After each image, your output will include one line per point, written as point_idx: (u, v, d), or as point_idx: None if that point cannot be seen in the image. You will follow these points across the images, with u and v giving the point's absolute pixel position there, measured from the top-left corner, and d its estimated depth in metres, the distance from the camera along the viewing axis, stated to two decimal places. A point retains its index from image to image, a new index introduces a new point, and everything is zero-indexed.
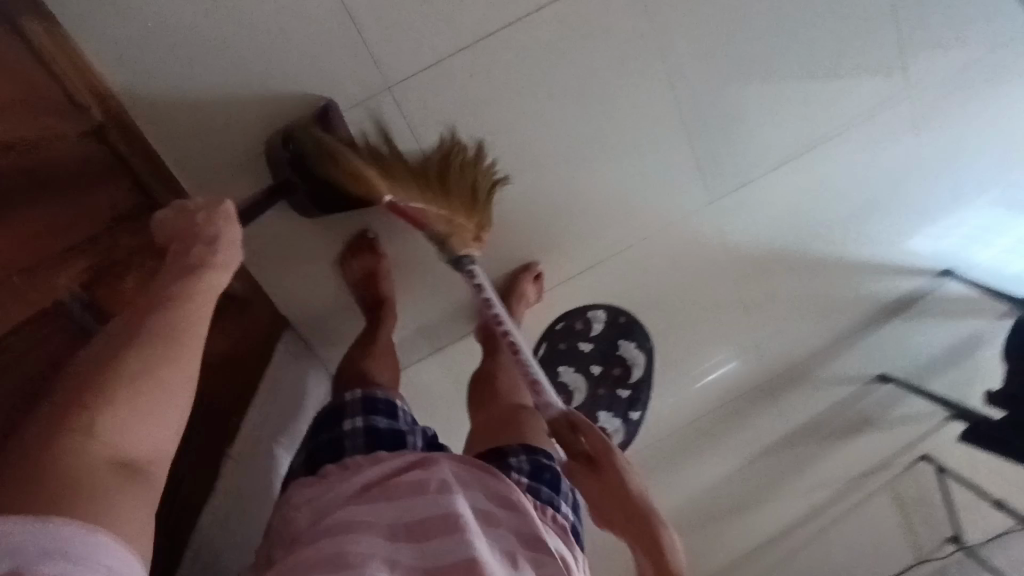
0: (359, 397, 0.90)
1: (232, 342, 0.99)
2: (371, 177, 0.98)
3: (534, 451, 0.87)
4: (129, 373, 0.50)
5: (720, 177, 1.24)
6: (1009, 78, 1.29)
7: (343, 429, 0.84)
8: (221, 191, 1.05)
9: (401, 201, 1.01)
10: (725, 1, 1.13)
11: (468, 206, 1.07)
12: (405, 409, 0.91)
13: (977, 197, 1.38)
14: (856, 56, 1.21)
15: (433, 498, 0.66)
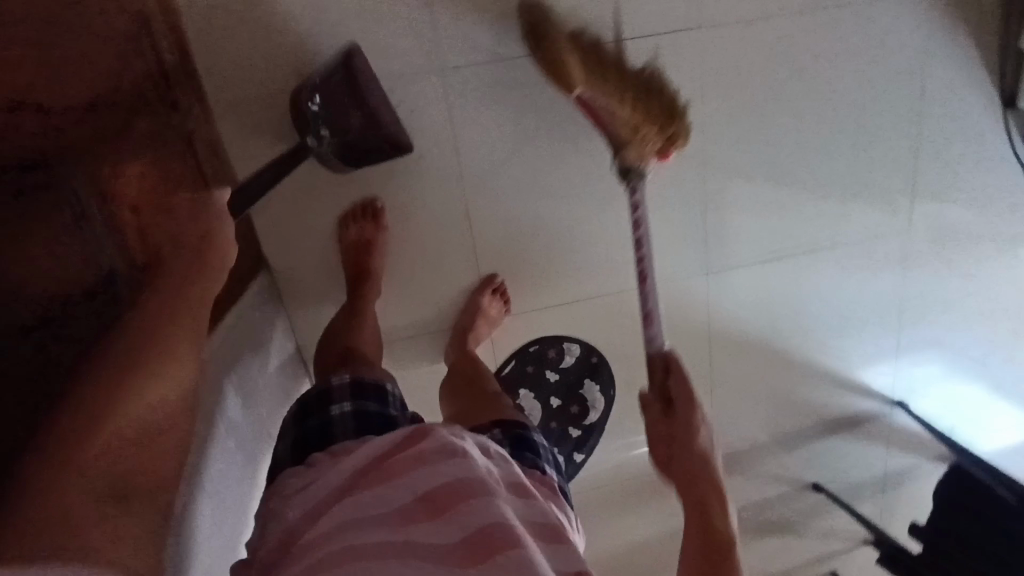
0: (347, 380, 0.89)
1: None
2: (571, 66, 0.97)
3: (506, 424, 0.87)
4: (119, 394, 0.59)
5: (719, 254, 1.28)
6: (998, 240, 1.36)
7: (332, 413, 0.83)
8: (243, 118, 1.03)
9: (590, 95, 0.99)
10: (763, 93, 1.18)
11: (666, 118, 1.01)
12: (394, 394, 0.91)
13: (949, 342, 1.42)
14: (867, 180, 1.28)
15: (434, 470, 0.62)
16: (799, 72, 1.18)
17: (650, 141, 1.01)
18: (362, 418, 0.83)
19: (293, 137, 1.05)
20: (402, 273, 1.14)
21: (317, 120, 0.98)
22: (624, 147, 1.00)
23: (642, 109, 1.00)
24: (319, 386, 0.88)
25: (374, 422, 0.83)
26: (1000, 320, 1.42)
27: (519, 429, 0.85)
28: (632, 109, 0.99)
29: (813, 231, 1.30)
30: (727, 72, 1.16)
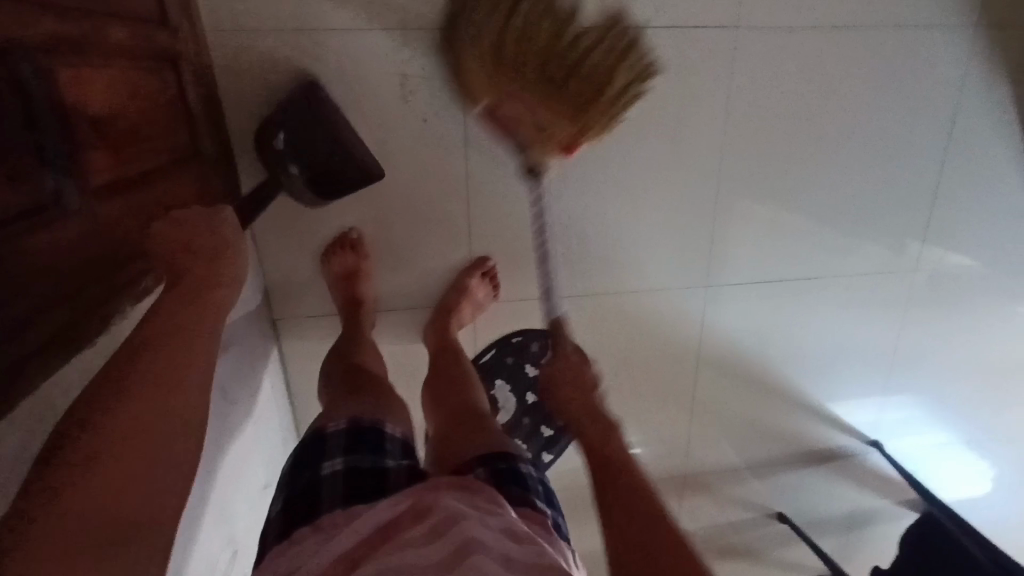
0: (343, 427, 0.74)
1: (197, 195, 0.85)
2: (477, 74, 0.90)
3: (490, 458, 0.67)
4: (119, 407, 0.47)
5: (720, 267, 1.23)
6: (995, 292, 1.33)
7: (321, 474, 0.66)
8: (239, 43, 0.93)
9: (498, 103, 0.91)
10: (790, 106, 1.13)
11: (580, 110, 0.89)
12: (396, 439, 0.74)
13: (931, 389, 1.39)
14: (881, 213, 1.24)
15: (417, 532, 0.52)
16: (833, 88, 1.13)
17: (561, 138, 0.90)
18: (350, 480, 0.64)
19: (292, 72, 0.96)
20: (394, 244, 1.08)
21: (285, 155, 0.93)
22: (527, 149, 0.91)
23: (553, 104, 0.89)
24: (311, 436, 0.73)
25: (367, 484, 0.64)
26: (987, 375, 1.40)
27: (506, 464, 0.67)
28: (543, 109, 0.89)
29: (822, 258, 1.25)
30: (762, 79, 1.10)
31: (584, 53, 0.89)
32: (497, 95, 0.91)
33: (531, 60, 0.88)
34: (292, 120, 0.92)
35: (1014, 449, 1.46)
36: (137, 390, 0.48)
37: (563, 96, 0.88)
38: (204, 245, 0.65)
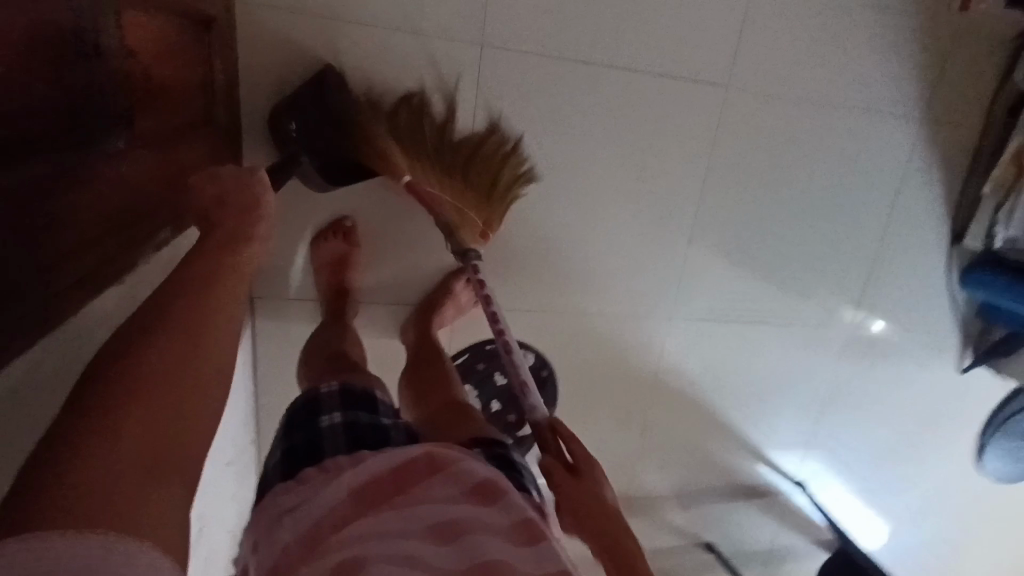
0: (336, 391, 0.84)
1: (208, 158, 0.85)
2: (394, 160, 1.00)
3: (488, 442, 0.76)
4: (148, 362, 0.50)
5: (685, 302, 1.31)
6: (918, 358, 1.47)
7: (321, 425, 0.75)
8: (267, 21, 0.96)
9: (417, 186, 1.02)
10: (766, 164, 1.24)
11: (481, 200, 1.06)
12: (385, 402, 0.85)
13: (855, 440, 1.52)
14: (830, 272, 1.36)
15: (424, 500, 0.59)
16: (807, 153, 1.24)
17: (474, 224, 1.06)
18: (351, 428, 0.74)
19: (315, 56, 0.98)
20: (384, 236, 1.09)
21: (298, 142, 0.96)
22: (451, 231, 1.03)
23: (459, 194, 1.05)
24: (306, 396, 0.83)
25: (367, 433, 0.74)
26: (904, 434, 1.53)
27: (501, 450, 0.76)
28: (450, 197, 1.05)
29: (775, 306, 1.36)
30: (741, 134, 1.21)
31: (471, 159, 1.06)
32: (415, 175, 1.03)
33: (431, 157, 1.03)
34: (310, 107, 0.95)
35: (917, 505, 1.60)
36: (170, 344, 0.52)
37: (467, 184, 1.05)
38: (233, 201, 0.72)
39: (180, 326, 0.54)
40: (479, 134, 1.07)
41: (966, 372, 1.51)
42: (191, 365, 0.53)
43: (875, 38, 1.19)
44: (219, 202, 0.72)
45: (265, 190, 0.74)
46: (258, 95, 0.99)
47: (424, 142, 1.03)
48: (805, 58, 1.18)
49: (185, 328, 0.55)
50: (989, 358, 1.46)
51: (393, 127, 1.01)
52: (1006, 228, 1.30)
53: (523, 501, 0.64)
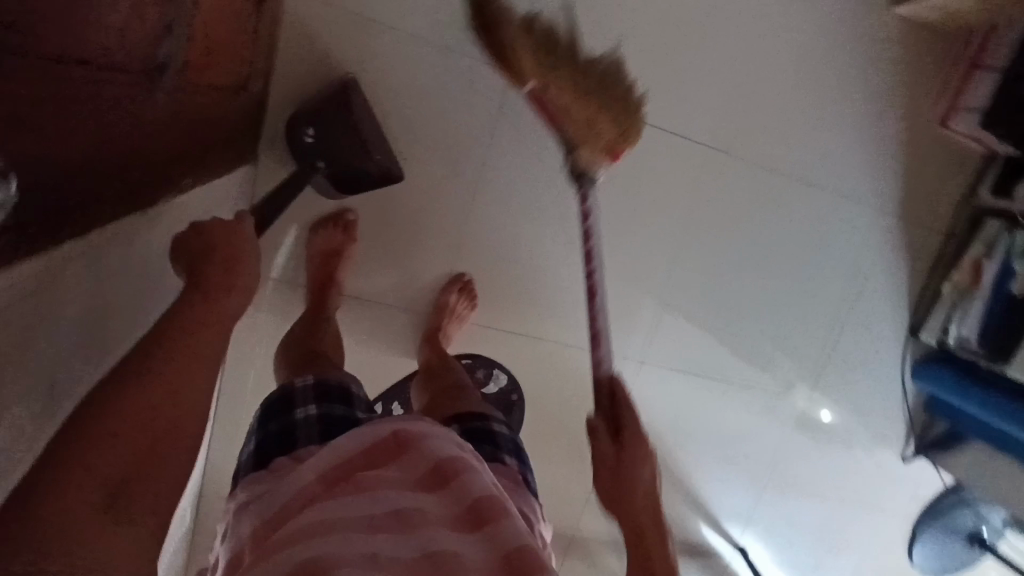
0: (311, 384, 0.82)
1: (238, 126, 0.85)
2: (519, 56, 0.90)
3: (464, 416, 0.84)
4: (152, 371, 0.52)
5: (659, 349, 1.35)
6: (866, 443, 1.53)
7: (295, 417, 0.76)
8: (312, 12, 1.00)
9: (542, 92, 0.92)
10: (750, 229, 1.31)
11: (618, 112, 0.93)
12: (361, 396, 0.84)
13: (799, 514, 1.54)
14: (795, 345, 1.42)
15: (382, 480, 0.58)
16: (789, 227, 1.33)
17: (605, 136, 0.93)
18: (325, 421, 0.74)
19: (354, 55, 1.02)
20: (381, 237, 1.11)
21: (313, 150, 0.99)
22: (575, 147, 0.92)
23: (597, 102, 0.92)
24: (278, 391, 0.81)
25: (339, 425, 0.75)
26: (845, 515, 1.57)
27: (479, 422, 0.83)
28: (583, 106, 0.91)
29: (739, 367, 1.41)
30: (730, 201, 1.28)
31: (608, 74, 0.95)
32: (541, 81, 0.91)
33: (565, 59, 0.92)
34: (327, 119, 0.97)
35: None
36: (171, 362, 0.54)
37: (605, 97, 0.92)
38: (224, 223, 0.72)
39: (189, 340, 0.57)
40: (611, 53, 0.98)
41: (911, 460, 1.56)
42: (189, 376, 0.54)
43: (863, 135, 1.29)
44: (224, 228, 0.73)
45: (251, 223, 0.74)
46: (288, 80, 1.02)
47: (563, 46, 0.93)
48: (797, 141, 1.27)
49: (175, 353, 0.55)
50: (929, 452, 1.53)
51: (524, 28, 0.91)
52: (959, 327, 1.33)
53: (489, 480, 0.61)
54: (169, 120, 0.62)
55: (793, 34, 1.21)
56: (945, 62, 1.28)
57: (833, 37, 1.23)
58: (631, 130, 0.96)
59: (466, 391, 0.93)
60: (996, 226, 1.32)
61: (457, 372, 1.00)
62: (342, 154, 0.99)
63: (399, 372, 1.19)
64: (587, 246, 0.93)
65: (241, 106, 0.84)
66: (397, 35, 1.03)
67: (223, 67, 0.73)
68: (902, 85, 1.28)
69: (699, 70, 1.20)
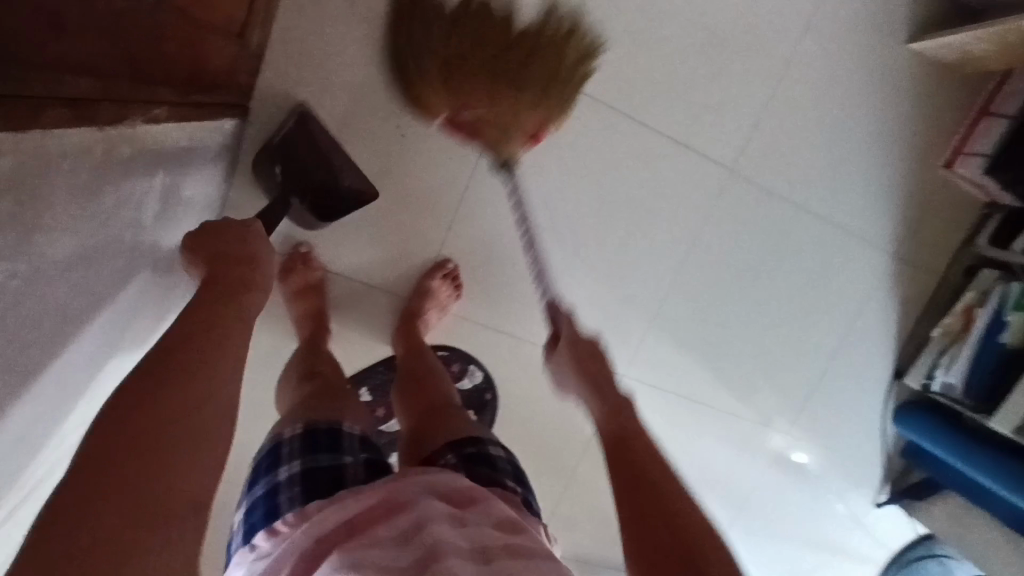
0: (298, 433, 0.76)
1: (232, 77, 0.79)
2: (435, 85, 0.97)
3: (460, 444, 0.77)
4: (153, 403, 0.49)
5: (644, 362, 1.31)
6: (840, 484, 1.49)
7: (278, 481, 0.69)
8: None
9: (464, 108, 0.99)
10: (746, 252, 1.29)
11: (537, 101, 1.01)
12: (350, 436, 0.77)
13: (764, 547, 1.51)
14: (779, 376, 1.39)
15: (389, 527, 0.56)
16: (785, 254, 1.30)
17: (529, 124, 1.03)
18: (310, 478, 0.68)
19: (363, 25, 0.98)
20: (369, 217, 1.06)
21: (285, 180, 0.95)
22: (498, 144, 1.02)
23: (515, 103, 0.99)
24: (270, 443, 0.77)
25: (321, 482, 0.67)
26: (811, 554, 1.54)
27: (474, 448, 0.76)
28: (505, 109, 0.99)
29: (721, 393, 1.38)
30: (729, 221, 1.26)
31: (526, 64, 0.99)
32: (459, 101, 0.98)
33: (483, 72, 0.97)
34: (298, 146, 0.95)
35: None
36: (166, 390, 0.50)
37: (521, 91, 0.99)
38: (237, 249, 0.68)
39: (182, 366, 0.52)
40: (538, 23, 1.02)
41: (880, 508, 1.53)
42: (187, 403, 0.51)
43: (870, 169, 1.28)
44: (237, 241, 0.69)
45: (259, 239, 0.70)
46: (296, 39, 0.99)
47: (477, 56, 0.96)
48: (804, 169, 1.25)
49: (186, 381, 0.52)
50: (902, 498, 1.49)
51: (444, 35, 0.96)
52: (945, 374, 1.31)
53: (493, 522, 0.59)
54: None
55: (815, 57, 1.20)
56: (958, 107, 1.28)
57: (852, 66, 1.21)
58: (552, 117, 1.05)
59: (462, 413, 0.86)
60: (992, 276, 1.32)
61: (450, 394, 0.92)
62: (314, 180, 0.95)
63: (376, 358, 1.15)
64: (519, 210, 1.04)
65: (233, 55, 0.77)
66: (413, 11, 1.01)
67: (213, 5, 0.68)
68: (915, 124, 1.27)
69: (711, 84, 1.18)
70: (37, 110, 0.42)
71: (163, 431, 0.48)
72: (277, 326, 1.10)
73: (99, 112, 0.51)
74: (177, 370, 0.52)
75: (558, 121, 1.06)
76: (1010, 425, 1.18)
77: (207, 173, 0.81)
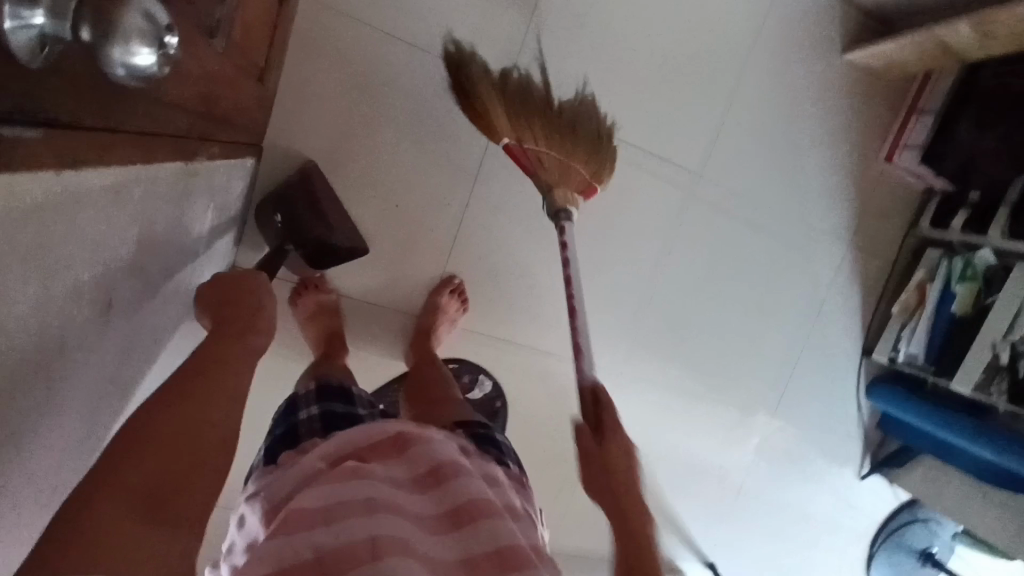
0: (312, 389, 0.90)
1: (257, 115, 0.86)
2: (496, 114, 1.05)
3: (468, 423, 0.87)
4: (172, 408, 0.59)
5: (638, 359, 1.40)
6: (825, 457, 1.59)
7: (298, 418, 0.82)
8: (328, 30, 1.08)
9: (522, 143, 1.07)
10: (720, 248, 1.40)
11: (592, 154, 1.10)
12: (360, 397, 0.92)
13: (763, 529, 1.57)
14: (758, 361, 1.49)
15: (374, 467, 0.64)
16: (755, 247, 1.42)
17: (580, 178, 1.10)
18: (326, 416, 0.82)
19: (366, 71, 1.11)
20: (372, 241, 1.15)
21: (282, 230, 1.03)
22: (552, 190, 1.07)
23: (566, 145, 1.08)
24: (286, 400, 0.88)
25: (343, 422, 0.82)
26: (806, 529, 1.61)
27: (484, 430, 0.86)
28: (556, 149, 1.07)
29: (709, 381, 1.46)
30: (704, 221, 1.37)
31: (577, 119, 1.11)
32: (519, 135, 1.06)
33: (538, 115, 1.08)
34: (298, 194, 1.03)
35: None
36: (183, 397, 0.61)
37: (577, 142, 1.09)
38: (249, 298, 0.80)
39: (199, 384, 0.64)
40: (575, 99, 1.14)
41: (864, 479, 1.63)
42: (201, 409, 0.61)
43: (820, 165, 1.42)
44: (231, 299, 0.79)
45: (267, 290, 0.81)
46: (301, 81, 1.08)
47: (534, 103, 1.09)
48: (764, 168, 1.38)
49: (195, 397, 0.62)
50: (883, 467, 1.60)
51: (496, 88, 1.07)
52: (907, 345, 1.43)
53: (483, 483, 0.66)
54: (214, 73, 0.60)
55: (765, 70, 1.34)
56: (890, 107, 1.44)
57: (796, 76, 1.36)
58: (603, 167, 1.11)
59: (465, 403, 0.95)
60: (936, 254, 1.45)
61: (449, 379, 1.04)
62: (315, 215, 1.02)
63: (386, 372, 1.20)
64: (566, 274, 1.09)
65: (257, 95, 0.84)
66: (412, 50, 1.13)
67: (251, 56, 0.75)
68: (855, 124, 1.42)
69: (675, 97, 1.30)
70: (148, 143, 0.47)
71: (176, 437, 0.56)
72: (283, 350, 1.14)
73: (184, 150, 0.56)
74: (194, 385, 0.63)
75: (610, 175, 1.12)
76: (971, 384, 1.30)
77: (226, 206, 0.85)
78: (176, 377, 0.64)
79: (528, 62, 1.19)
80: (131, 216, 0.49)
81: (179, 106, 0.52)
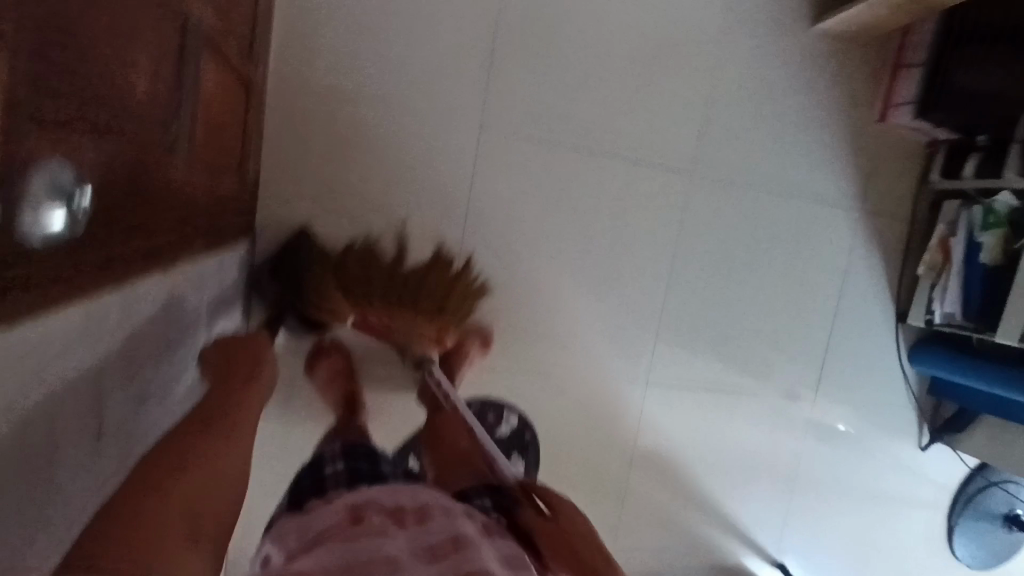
0: (338, 447, 0.91)
1: (241, 204, 0.90)
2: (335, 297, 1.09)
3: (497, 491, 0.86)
4: (201, 437, 0.61)
5: (664, 369, 1.38)
6: (879, 434, 1.53)
7: (324, 473, 0.84)
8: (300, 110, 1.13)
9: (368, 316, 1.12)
10: (726, 242, 1.37)
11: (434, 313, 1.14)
12: (383, 456, 0.92)
13: (829, 519, 1.51)
14: (788, 348, 1.45)
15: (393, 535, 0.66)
16: (761, 235, 1.39)
17: (431, 332, 1.15)
18: (351, 473, 0.83)
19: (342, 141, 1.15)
20: None
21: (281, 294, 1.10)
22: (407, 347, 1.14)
23: (411, 314, 1.12)
24: (312, 457, 0.90)
25: (365, 475, 0.83)
26: (875, 512, 1.54)
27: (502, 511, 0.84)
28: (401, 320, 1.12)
29: (739, 379, 1.43)
30: (703, 217, 1.35)
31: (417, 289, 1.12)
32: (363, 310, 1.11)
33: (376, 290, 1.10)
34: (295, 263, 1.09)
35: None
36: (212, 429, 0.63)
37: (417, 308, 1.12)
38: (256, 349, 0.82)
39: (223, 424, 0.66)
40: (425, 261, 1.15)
41: (927, 450, 1.56)
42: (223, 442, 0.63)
43: (812, 141, 1.39)
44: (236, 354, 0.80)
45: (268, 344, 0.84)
46: (281, 163, 1.14)
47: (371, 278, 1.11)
48: (754, 155, 1.36)
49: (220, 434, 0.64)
50: (943, 435, 1.52)
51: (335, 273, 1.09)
52: (942, 305, 1.37)
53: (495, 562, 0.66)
54: (175, 179, 0.63)
55: (736, 58, 1.32)
56: (874, 68, 1.40)
57: (771, 56, 1.34)
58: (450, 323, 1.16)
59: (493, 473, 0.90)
60: (954, 205, 1.38)
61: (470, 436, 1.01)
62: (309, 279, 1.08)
63: (413, 423, 1.21)
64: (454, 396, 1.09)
65: (237, 185, 0.88)
66: (382, 111, 1.16)
67: (222, 153, 0.79)
68: (841, 93, 1.39)
69: (650, 103, 1.29)
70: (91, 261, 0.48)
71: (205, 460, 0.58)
72: (313, 416, 1.18)
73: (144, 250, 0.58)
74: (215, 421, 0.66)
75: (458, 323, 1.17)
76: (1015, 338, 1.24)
77: (224, 291, 0.89)
78: (200, 411, 0.66)
79: (498, 99, 1.21)
80: (82, 337, 0.50)
81: (122, 225, 0.54)
